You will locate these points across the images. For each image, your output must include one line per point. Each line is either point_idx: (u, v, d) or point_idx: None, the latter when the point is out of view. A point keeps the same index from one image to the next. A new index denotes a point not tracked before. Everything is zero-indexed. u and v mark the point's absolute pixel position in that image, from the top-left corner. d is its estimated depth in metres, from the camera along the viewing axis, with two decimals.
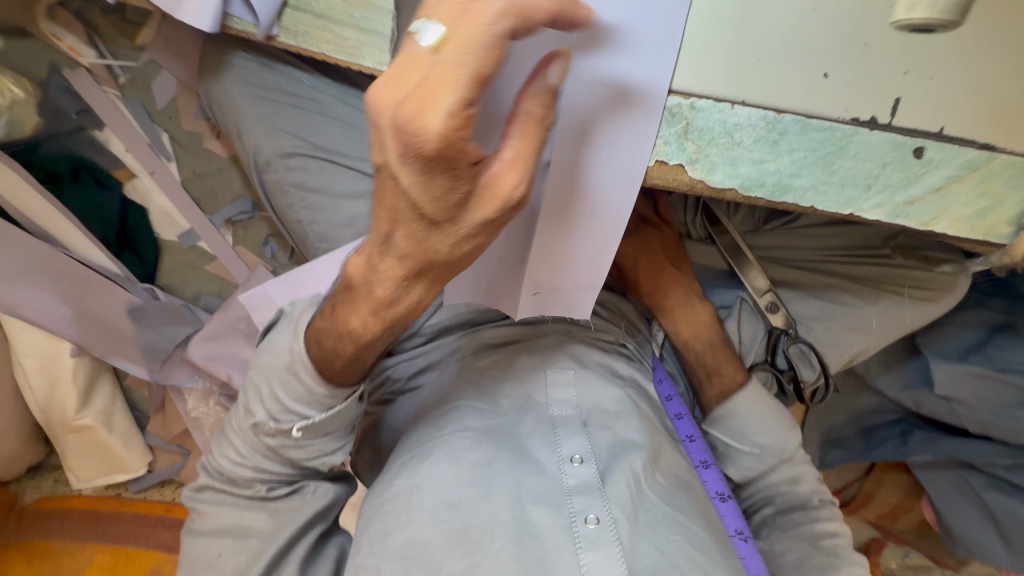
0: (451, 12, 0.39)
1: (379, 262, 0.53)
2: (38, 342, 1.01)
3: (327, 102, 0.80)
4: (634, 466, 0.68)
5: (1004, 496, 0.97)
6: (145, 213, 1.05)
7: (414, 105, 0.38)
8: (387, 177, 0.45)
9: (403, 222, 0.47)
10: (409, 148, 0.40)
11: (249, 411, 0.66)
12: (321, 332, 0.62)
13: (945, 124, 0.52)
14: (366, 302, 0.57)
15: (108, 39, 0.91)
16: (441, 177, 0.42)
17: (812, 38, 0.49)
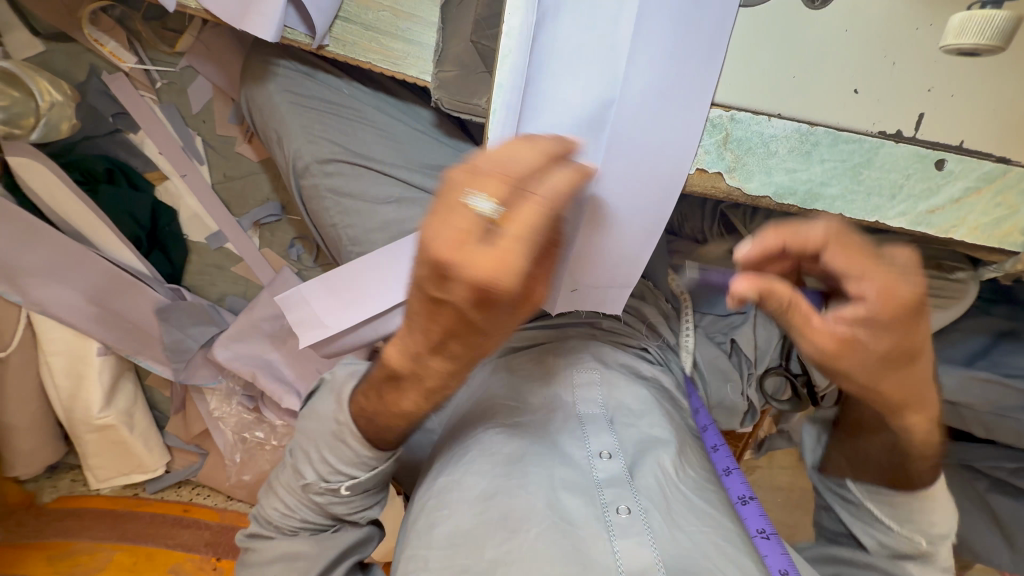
0: (498, 178, 0.41)
1: (428, 360, 0.49)
2: (65, 341, 1.01)
3: (363, 110, 0.84)
4: (661, 462, 0.70)
5: (1011, 501, 0.96)
6: (175, 214, 1.07)
7: (480, 259, 0.40)
8: (445, 310, 0.44)
9: (461, 335, 0.46)
10: (481, 295, 0.41)
11: (299, 472, 0.65)
12: (370, 411, 0.59)
13: (965, 138, 0.55)
14: (415, 390, 0.53)
15: (147, 44, 0.94)
16: (503, 311, 0.43)
17: (844, 57, 0.52)
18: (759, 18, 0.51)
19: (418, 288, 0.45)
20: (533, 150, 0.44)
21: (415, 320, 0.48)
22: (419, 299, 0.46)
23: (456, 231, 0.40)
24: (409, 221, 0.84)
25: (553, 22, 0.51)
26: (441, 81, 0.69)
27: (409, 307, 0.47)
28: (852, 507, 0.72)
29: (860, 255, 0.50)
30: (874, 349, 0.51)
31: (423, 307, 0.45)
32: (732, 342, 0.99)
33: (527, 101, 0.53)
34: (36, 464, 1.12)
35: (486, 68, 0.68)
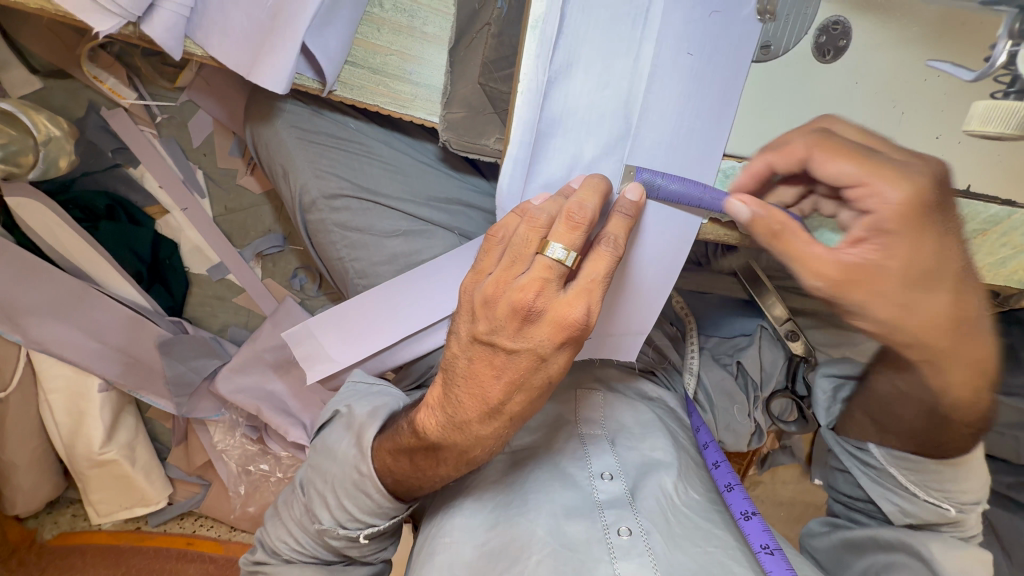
0: (569, 227, 0.45)
1: (476, 429, 0.52)
2: (65, 378, 1.00)
3: (371, 145, 0.83)
4: (663, 484, 0.70)
5: (1008, 514, 0.94)
6: (176, 246, 1.06)
7: (578, 302, 0.46)
8: (524, 356, 0.48)
9: (527, 388, 0.50)
10: (568, 337, 0.47)
11: (315, 514, 0.64)
12: (400, 475, 0.58)
13: (971, 182, 0.56)
14: (454, 459, 0.55)
15: (148, 80, 0.93)
16: (575, 347, 0.49)
17: (857, 108, 0.52)
18: (771, 65, 0.50)
19: (489, 342, 0.48)
20: (596, 193, 0.47)
21: (471, 381, 0.50)
22: (485, 352, 0.49)
23: (541, 284, 0.46)
24: (418, 253, 0.84)
25: (565, 79, 0.49)
26: (450, 122, 0.68)
27: (456, 370, 0.51)
28: (872, 472, 0.75)
29: (855, 158, 0.49)
30: (893, 268, 0.52)
31: (493, 360, 0.49)
32: (738, 364, 0.98)
33: (537, 158, 0.51)
34: (36, 500, 1.10)
35: (495, 109, 0.67)
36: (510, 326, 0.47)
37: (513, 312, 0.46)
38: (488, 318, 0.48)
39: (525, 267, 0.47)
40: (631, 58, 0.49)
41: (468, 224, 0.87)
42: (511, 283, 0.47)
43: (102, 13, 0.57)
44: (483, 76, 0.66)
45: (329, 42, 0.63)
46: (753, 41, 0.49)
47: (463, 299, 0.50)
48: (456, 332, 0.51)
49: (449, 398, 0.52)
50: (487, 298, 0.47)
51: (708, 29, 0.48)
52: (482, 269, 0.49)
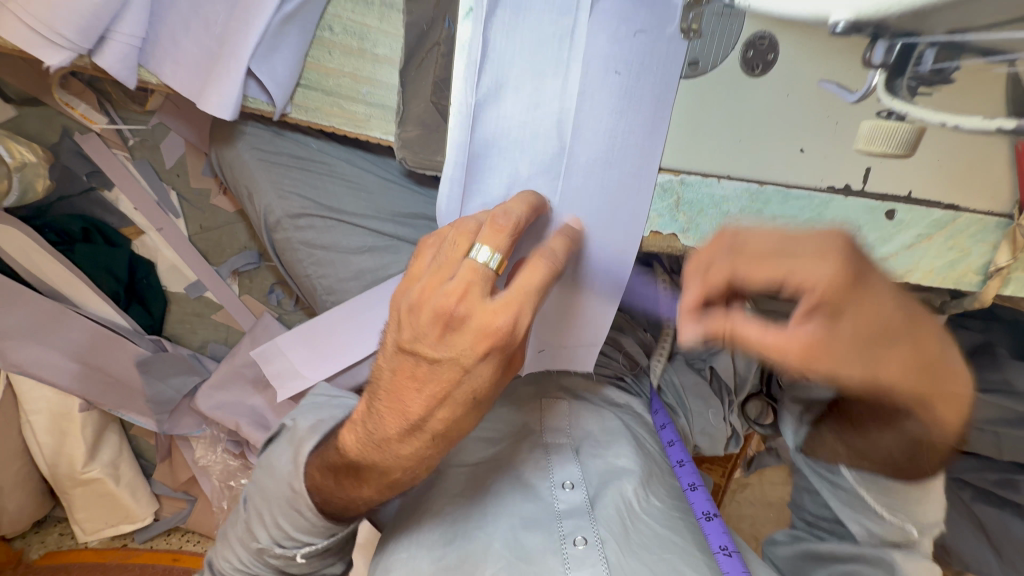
0: (496, 232, 0.47)
1: (398, 447, 0.53)
2: (47, 399, 1.02)
3: (334, 164, 0.84)
4: (623, 491, 0.70)
5: (996, 510, 0.88)
6: (154, 266, 1.08)
7: (507, 314, 0.47)
8: (449, 368, 0.49)
9: (449, 402, 0.51)
10: (494, 347, 0.48)
11: (255, 533, 0.67)
12: (327, 493, 0.60)
13: (912, 188, 0.55)
14: (377, 480, 0.56)
15: (118, 104, 0.95)
16: (500, 364, 0.50)
17: (790, 120, 0.52)
18: (701, 82, 0.51)
19: (413, 350, 0.49)
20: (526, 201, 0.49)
21: (395, 393, 0.51)
22: (409, 363, 0.50)
23: (466, 288, 0.46)
24: (384, 268, 0.85)
25: (495, 101, 0.50)
26: (405, 141, 0.69)
27: (385, 380, 0.52)
28: (841, 494, 0.73)
29: (761, 260, 0.51)
30: (851, 334, 0.49)
31: (417, 370, 0.50)
32: (711, 368, 0.97)
33: (471, 179, 0.53)
34: (22, 520, 1.11)
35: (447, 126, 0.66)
36: (435, 331, 0.47)
37: (438, 317, 0.47)
38: (414, 324, 0.48)
39: (453, 272, 0.47)
40: (560, 79, 0.50)
41: None
42: (438, 288, 0.47)
43: (53, 47, 0.59)
44: (434, 93, 0.66)
45: (277, 68, 0.64)
46: (682, 56, 0.50)
47: (395, 303, 0.51)
48: (386, 341, 0.53)
49: (374, 411, 0.54)
50: (413, 304, 0.48)
51: (635, 49, 0.49)
52: (414, 273, 0.50)
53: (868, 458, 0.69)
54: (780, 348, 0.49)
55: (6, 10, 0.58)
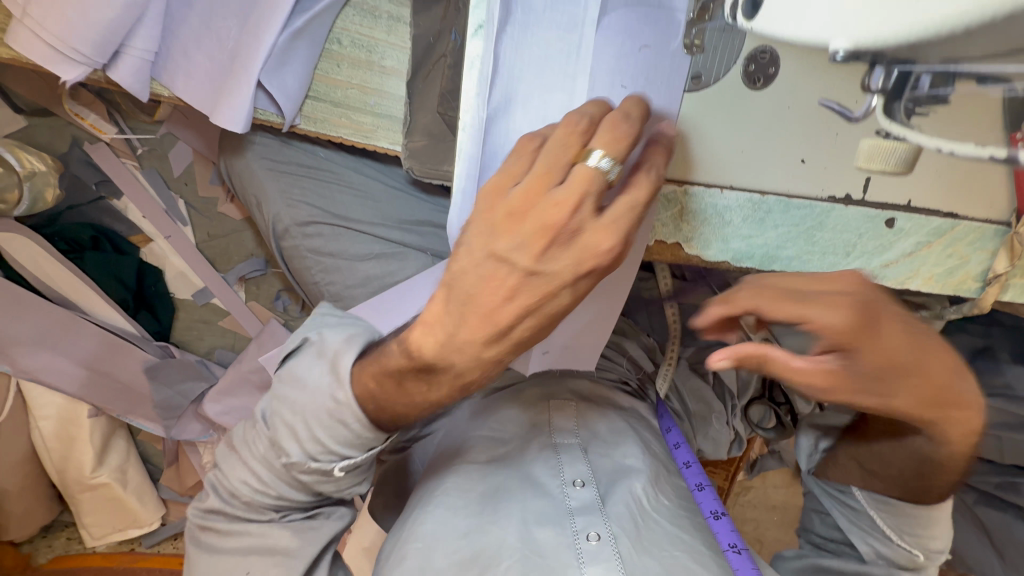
0: (618, 137, 0.45)
1: (480, 351, 0.50)
2: (56, 405, 1.03)
3: (342, 173, 0.85)
4: (633, 490, 0.71)
5: (999, 512, 0.89)
6: (162, 273, 1.09)
7: (615, 234, 0.46)
8: (545, 283, 0.47)
9: (539, 314, 0.49)
10: (592, 266, 0.46)
11: (282, 448, 0.62)
12: (383, 401, 0.57)
13: (912, 197, 0.56)
14: (447, 384, 0.54)
15: (127, 114, 0.96)
16: (592, 284, 0.49)
17: (792, 132, 0.53)
18: (704, 95, 0.52)
19: (508, 260, 0.46)
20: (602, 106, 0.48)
21: (478, 302, 0.48)
22: (502, 271, 0.46)
23: (581, 197, 0.44)
24: (391, 276, 0.86)
25: (505, 114, 0.51)
26: (412, 151, 0.70)
27: (469, 284, 0.48)
28: (850, 513, 0.75)
29: (780, 300, 0.51)
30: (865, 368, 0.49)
31: (507, 281, 0.47)
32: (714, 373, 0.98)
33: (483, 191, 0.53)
34: (31, 525, 1.12)
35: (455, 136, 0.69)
36: (538, 246, 0.45)
37: (542, 230, 0.45)
38: (513, 234, 0.45)
39: (559, 178, 0.45)
40: (567, 94, 0.51)
41: (441, 244, 0.88)
42: (548, 194, 0.44)
43: (68, 62, 0.60)
44: (441, 105, 0.68)
45: (288, 82, 0.65)
46: (684, 72, 0.51)
47: (487, 203, 0.46)
48: (468, 243, 0.48)
49: (449, 316, 0.50)
50: (516, 210, 0.45)
51: (635, 67, 0.51)
52: (509, 174, 0.46)
53: (894, 484, 0.68)
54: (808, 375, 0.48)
55: (21, 25, 0.59)
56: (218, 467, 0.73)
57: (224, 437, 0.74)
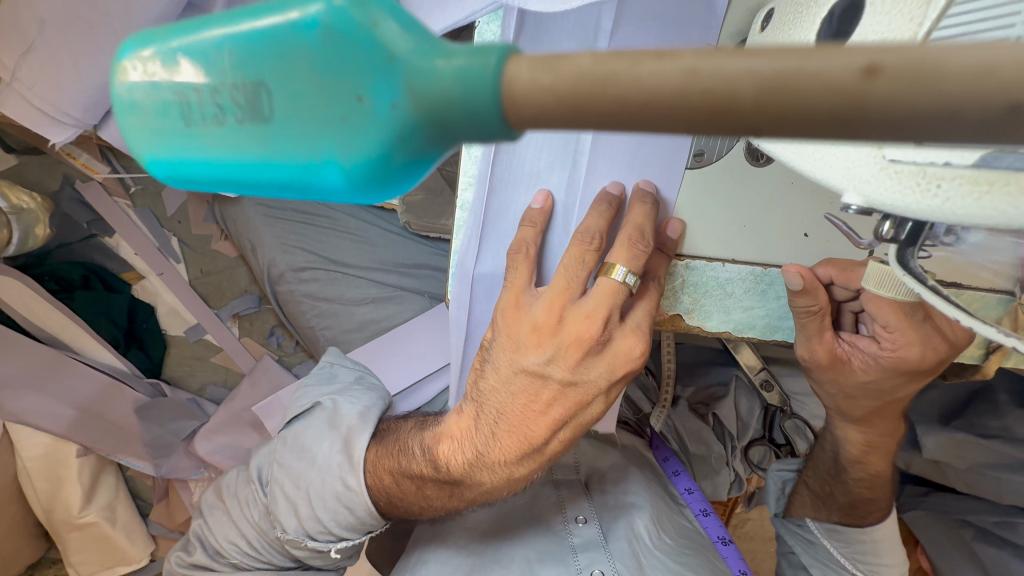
0: (637, 252, 0.47)
1: (512, 469, 0.53)
2: (43, 446, 1.01)
3: (338, 219, 0.84)
4: (634, 526, 0.70)
5: (996, 550, 0.79)
6: (153, 310, 1.07)
7: (636, 345, 0.50)
8: (578, 392, 0.51)
9: (570, 425, 0.52)
10: (619, 373, 0.51)
11: (279, 520, 0.61)
12: (397, 497, 0.59)
13: None
14: (473, 492, 0.56)
15: (121, 154, 0.98)
16: (619, 387, 0.53)
17: (791, 208, 0.52)
18: (703, 173, 0.51)
19: (542, 374, 0.50)
20: (602, 217, 0.49)
21: (512, 416, 0.51)
22: (535, 386, 0.50)
23: (608, 309, 0.48)
24: (387, 320, 0.84)
25: (507, 190, 0.51)
26: (410, 204, 0.72)
27: (502, 405, 0.52)
28: (811, 547, 0.76)
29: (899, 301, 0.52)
30: (863, 376, 0.58)
31: (543, 395, 0.51)
32: (714, 415, 0.96)
33: (488, 224, 0.52)
34: (14, 565, 1.07)
35: (452, 191, 0.71)
36: (572, 357, 0.49)
37: (574, 343, 0.49)
38: (543, 347, 0.49)
39: (582, 291, 0.49)
40: (567, 167, 0.51)
41: (438, 286, 0.86)
42: (575, 310, 0.48)
43: (57, 124, 0.60)
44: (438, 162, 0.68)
45: None
46: (686, 151, 0.50)
47: (509, 322, 0.50)
48: (496, 362, 0.52)
49: (481, 433, 0.53)
50: (544, 326, 0.49)
51: (625, 149, 0.51)
52: (516, 289, 0.50)
53: (835, 506, 0.73)
54: (819, 345, 0.57)
55: (11, 89, 0.58)
56: (202, 517, 0.71)
57: (212, 485, 0.72)
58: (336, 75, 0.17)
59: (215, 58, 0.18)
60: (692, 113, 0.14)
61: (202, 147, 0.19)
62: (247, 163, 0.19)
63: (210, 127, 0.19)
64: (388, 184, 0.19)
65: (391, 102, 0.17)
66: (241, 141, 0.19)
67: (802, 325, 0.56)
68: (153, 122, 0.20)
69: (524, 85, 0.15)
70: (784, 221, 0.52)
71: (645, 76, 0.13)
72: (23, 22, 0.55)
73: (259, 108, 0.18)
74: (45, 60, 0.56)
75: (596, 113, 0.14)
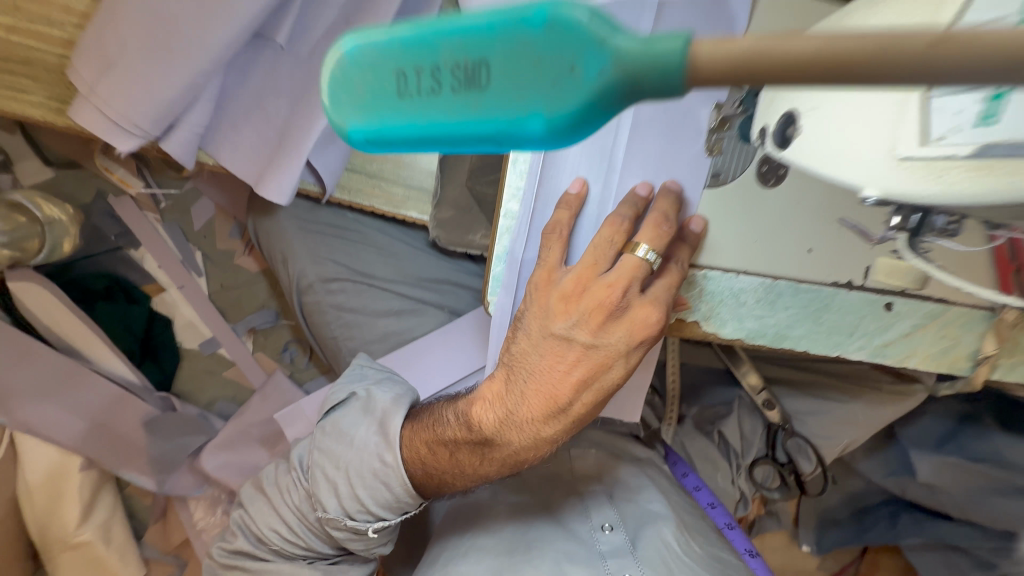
0: (659, 233, 0.52)
1: (540, 428, 0.56)
2: (46, 459, 0.96)
3: (368, 234, 0.88)
4: (664, 535, 0.70)
5: None
6: (171, 323, 1.10)
7: (655, 315, 0.53)
8: (599, 355, 0.54)
9: (593, 389, 0.55)
10: (641, 341, 0.54)
11: (320, 501, 0.64)
12: (432, 467, 0.61)
13: (908, 284, 0.59)
14: (501, 458, 0.59)
15: (156, 171, 1.02)
16: (639, 356, 0.56)
17: (797, 226, 0.57)
18: (717, 190, 0.57)
19: (568, 338, 0.54)
20: (630, 210, 0.54)
21: (544, 377, 0.55)
22: (562, 349, 0.54)
23: (629, 278, 0.52)
24: (409, 331, 0.87)
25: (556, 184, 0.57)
26: (440, 222, 0.77)
27: (534, 366, 0.55)
28: None
29: None
30: None
31: (568, 356, 0.54)
32: (720, 433, 0.99)
33: (535, 215, 0.57)
34: None
35: (479, 210, 0.76)
36: (594, 322, 0.53)
37: (597, 308, 0.53)
38: (569, 313, 0.54)
39: (608, 266, 0.54)
40: (604, 167, 0.57)
41: (458, 301, 0.90)
42: (597, 280, 0.53)
43: (124, 134, 0.64)
44: (471, 182, 0.74)
45: (330, 161, 0.71)
46: (705, 170, 0.56)
47: (540, 292, 0.55)
48: (527, 328, 0.56)
49: (512, 394, 0.56)
50: (570, 294, 0.53)
51: (654, 150, 0.56)
52: (549, 267, 0.55)
53: None
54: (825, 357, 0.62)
55: (84, 101, 0.63)
56: (243, 507, 0.72)
57: (252, 477, 0.73)
58: (548, 51, 0.24)
59: (449, 41, 0.25)
60: (797, 71, 0.20)
61: (416, 111, 0.26)
62: (455, 123, 0.26)
63: (430, 97, 0.26)
64: (579, 128, 0.25)
65: (598, 70, 0.23)
66: (455, 105, 0.25)
67: (807, 334, 0.61)
68: (379, 99, 0.27)
69: (707, 53, 0.21)
70: (790, 237, 0.58)
71: (793, 49, 0.20)
72: (105, 45, 0.61)
73: (478, 79, 0.25)
74: (123, 77, 0.61)
75: (750, 78, 0.21)
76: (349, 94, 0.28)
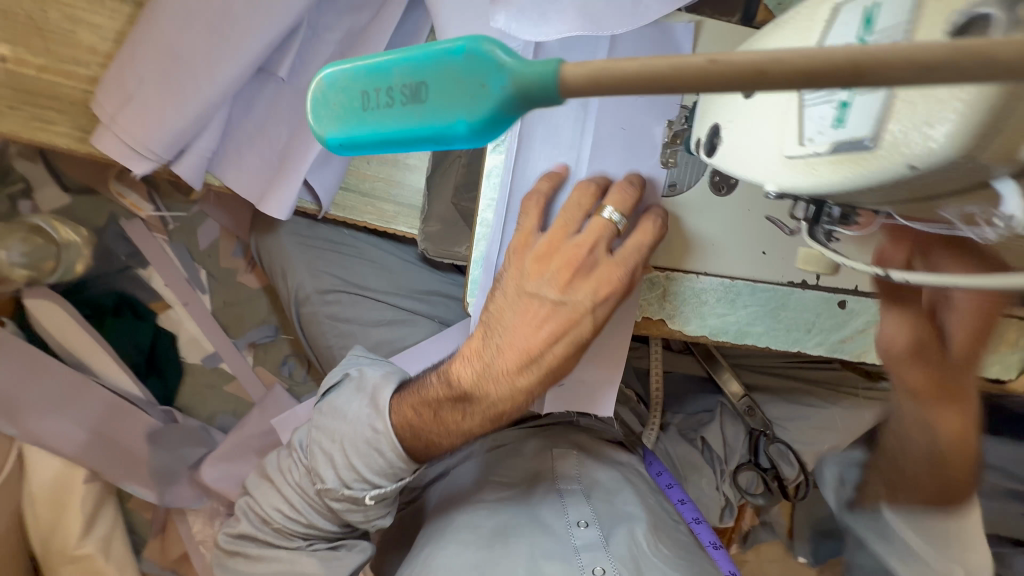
0: (621, 198, 0.58)
1: (516, 377, 0.61)
2: (53, 470, 0.98)
3: (363, 249, 0.94)
4: (634, 534, 0.75)
5: None
6: (175, 339, 1.15)
7: (620, 269, 0.59)
8: (570, 308, 0.60)
9: (566, 339, 0.60)
10: (609, 294, 0.59)
11: (318, 474, 0.68)
12: (418, 428, 0.64)
13: (858, 283, 0.64)
14: (482, 412, 0.63)
15: (165, 195, 1.10)
16: (609, 310, 0.60)
17: (751, 232, 0.63)
18: (677, 200, 0.62)
19: (539, 295, 0.60)
20: (591, 192, 0.60)
21: (519, 331, 0.60)
22: (535, 304, 0.60)
23: (595, 235, 0.58)
24: (401, 340, 0.92)
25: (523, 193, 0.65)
26: (429, 235, 0.83)
27: (511, 321, 0.61)
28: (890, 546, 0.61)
29: None
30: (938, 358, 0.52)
31: (541, 311, 0.60)
32: (703, 439, 1.01)
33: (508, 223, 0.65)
34: None
35: (465, 223, 0.82)
36: (563, 278, 0.59)
37: (566, 265, 0.59)
38: (542, 272, 0.60)
39: (576, 230, 0.60)
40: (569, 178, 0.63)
41: (448, 312, 0.95)
42: (567, 240, 0.60)
43: (141, 159, 0.71)
44: (456, 198, 0.80)
45: (325, 178, 0.77)
46: (662, 181, 0.62)
47: (517, 255, 0.61)
48: (504, 288, 0.62)
49: (489, 349, 0.62)
50: (542, 253, 0.60)
51: (616, 163, 0.63)
52: (525, 232, 0.61)
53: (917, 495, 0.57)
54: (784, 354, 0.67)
55: (106, 129, 0.70)
56: (248, 493, 0.76)
57: (257, 465, 0.77)
58: (467, 73, 0.30)
59: (395, 69, 0.31)
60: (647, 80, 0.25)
61: (375, 124, 0.32)
62: (403, 128, 0.32)
63: (383, 113, 0.32)
64: (496, 127, 0.30)
65: (502, 85, 0.29)
66: (403, 114, 0.31)
67: (766, 330, 0.66)
68: (345, 117, 0.34)
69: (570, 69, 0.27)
70: (746, 240, 0.63)
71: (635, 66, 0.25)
72: (126, 80, 0.68)
73: (420, 96, 0.31)
74: (140, 107, 0.68)
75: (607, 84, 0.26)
76: (324, 115, 0.34)
